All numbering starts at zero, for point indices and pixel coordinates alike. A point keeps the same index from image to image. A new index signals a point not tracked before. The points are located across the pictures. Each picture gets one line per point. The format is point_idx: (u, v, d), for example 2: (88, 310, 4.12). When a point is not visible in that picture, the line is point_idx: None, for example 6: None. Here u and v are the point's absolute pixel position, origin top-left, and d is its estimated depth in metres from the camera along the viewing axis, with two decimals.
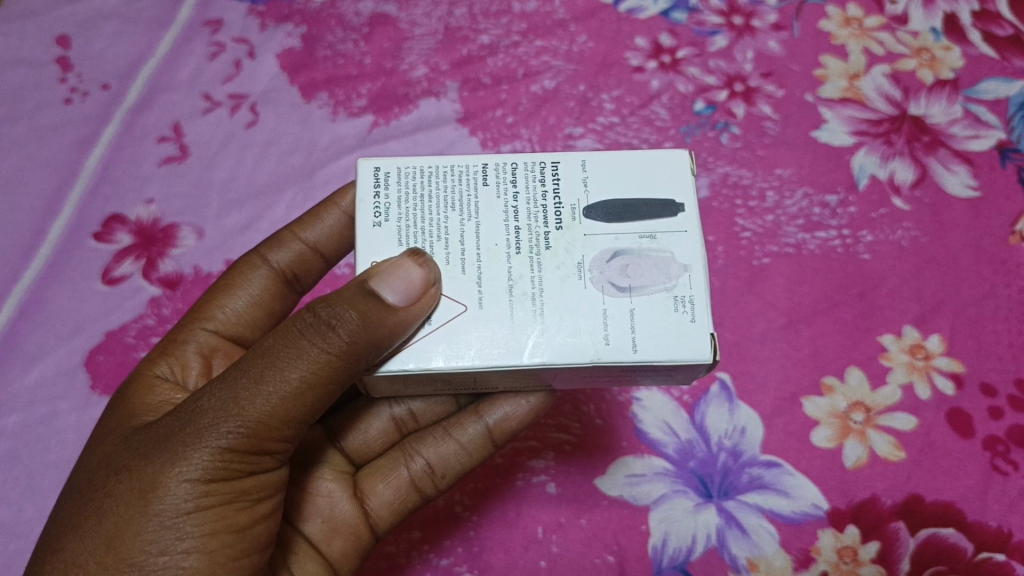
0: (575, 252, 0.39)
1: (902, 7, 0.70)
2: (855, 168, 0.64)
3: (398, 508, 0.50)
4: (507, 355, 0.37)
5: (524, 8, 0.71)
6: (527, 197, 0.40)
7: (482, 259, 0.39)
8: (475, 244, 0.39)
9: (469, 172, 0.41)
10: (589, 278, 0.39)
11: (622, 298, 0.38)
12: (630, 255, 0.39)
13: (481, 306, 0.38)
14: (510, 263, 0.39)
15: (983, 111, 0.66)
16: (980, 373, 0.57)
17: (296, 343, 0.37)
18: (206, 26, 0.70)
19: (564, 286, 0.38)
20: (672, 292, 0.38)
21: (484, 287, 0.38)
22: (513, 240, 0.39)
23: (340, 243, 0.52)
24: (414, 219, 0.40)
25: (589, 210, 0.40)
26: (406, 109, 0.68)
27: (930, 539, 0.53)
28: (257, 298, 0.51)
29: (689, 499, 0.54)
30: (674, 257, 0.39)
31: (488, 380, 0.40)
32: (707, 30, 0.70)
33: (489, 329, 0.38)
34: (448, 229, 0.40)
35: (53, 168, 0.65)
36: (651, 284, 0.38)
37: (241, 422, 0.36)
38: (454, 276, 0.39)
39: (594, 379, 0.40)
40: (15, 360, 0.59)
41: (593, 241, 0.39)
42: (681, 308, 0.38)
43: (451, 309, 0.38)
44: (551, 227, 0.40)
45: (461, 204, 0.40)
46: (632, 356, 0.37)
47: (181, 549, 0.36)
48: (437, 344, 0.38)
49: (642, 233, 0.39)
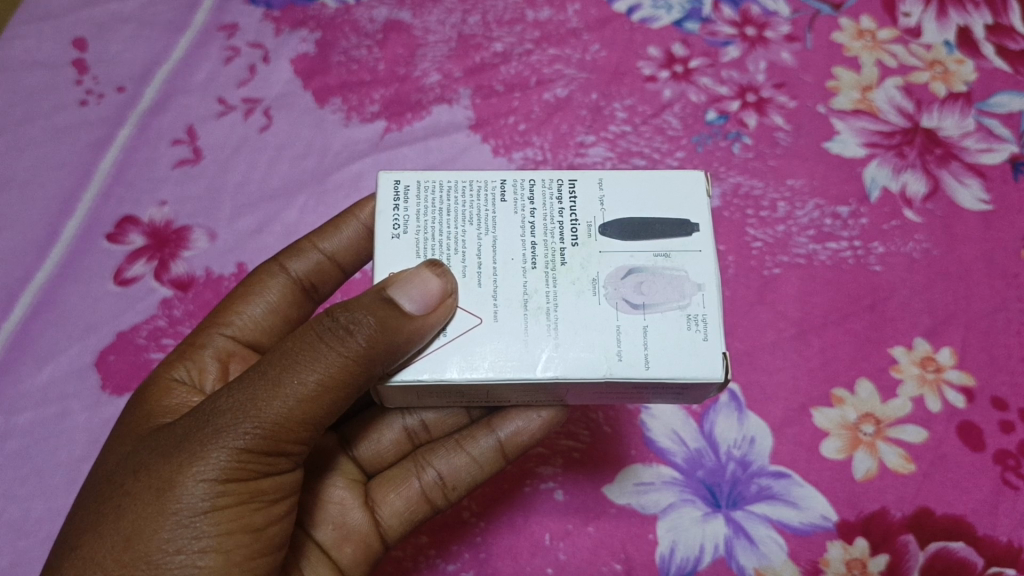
0: (590, 268, 0.39)
1: (915, 20, 0.71)
2: (867, 179, 0.64)
3: (409, 518, 0.50)
4: (521, 368, 0.38)
5: (537, 17, 0.72)
6: (544, 213, 0.41)
7: (498, 272, 0.39)
8: (492, 258, 0.39)
9: (487, 188, 0.41)
10: (604, 294, 0.39)
11: (635, 314, 0.38)
12: (645, 273, 0.39)
13: (496, 320, 0.38)
14: (526, 278, 0.39)
15: (996, 124, 0.66)
16: (991, 387, 0.57)
17: (313, 346, 0.37)
18: (221, 30, 0.71)
19: (579, 302, 0.39)
20: (685, 310, 0.38)
21: (500, 300, 0.39)
22: (530, 254, 0.39)
23: (357, 254, 0.52)
24: (432, 232, 0.40)
25: (604, 227, 0.40)
26: (419, 115, 0.68)
27: (940, 552, 0.53)
28: (275, 306, 0.51)
29: (697, 508, 0.54)
30: (688, 276, 0.39)
31: (501, 392, 0.40)
32: (720, 41, 0.71)
33: (504, 342, 0.38)
34: (465, 243, 0.40)
35: (67, 168, 0.66)
36: (665, 301, 0.38)
37: (259, 422, 0.37)
38: (470, 288, 0.39)
39: (608, 395, 0.40)
40: (27, 358, 0.59)
41: (608, 258, 0.39)
42: (694, 327, 0.38)
43: (467, 321, 0.38)
44: (568, 243, 0.40)
45: (478, 218, 0.40)
46: (644, 373, 0.37)
47: (197, 548, 0.37)
48: (452, 355, 0.38)
49: (657, 251, 0.39)
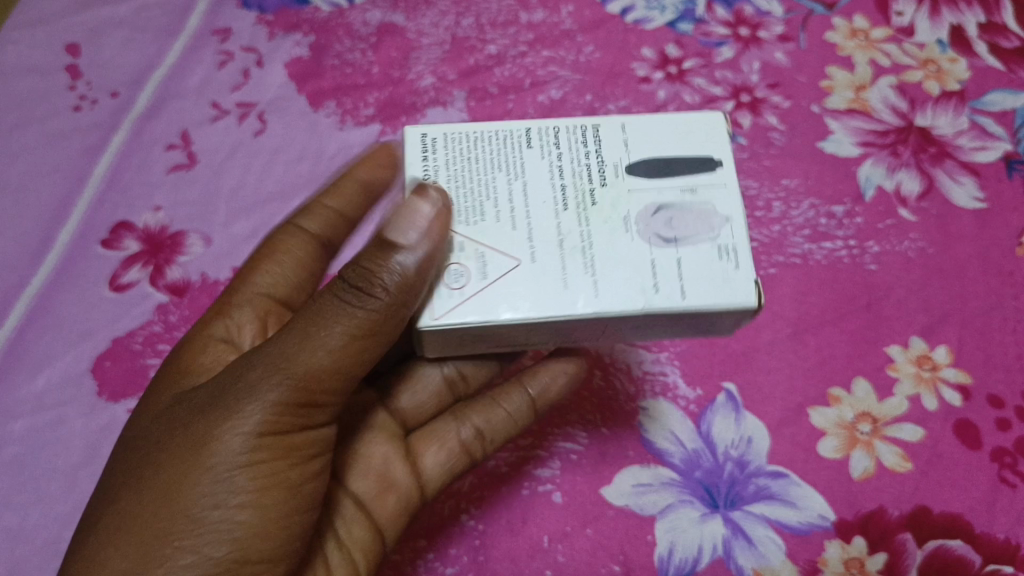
0: (620, 206, 0.40)
1: (908, 19, 0.71)
2: (862, 179, 0.64)
3: (449, 471, 0.53)
4: (564, 306, 0.38)
5: (531, 18, 0.72)
6: (570, 155, 0.42)
7: (530, 213, 0.40)
8: (523, 202, 0.40)
9: (514, 136, 0.42)
10: (635, 230, 0.40)
11: (668, 248, 0.39)
12: (674, 209, 0.40)
13: (534, 260, 0.39)
14: (558, 219, 0.40)
15: (990, 122, 0.67)
16: (987, 385, 0.57)
17: (331, 306, 0.39)
18: (214, 35, 0.71)
19: (612, 237, 0.39)
20: (716, 241, 0.39)
21: (535, 238, 0.39)
22: (559, 195, 0.40)
23: (359, 201, 0.58)
24: (464, 179, 0.41)
25: (629, 166, 0.41)
26: (414, 118, 0.68)
27: (937, 550, 0.53)
28: (299, 260, 0.57)
29: (695, 508, 0.54)
30: (715, 208, 0.40)
31: (543, 332, 0.41)
32: (714, 41, 0.71)
33: (545, 283, 0.39)
34: (494, 184, 0.41)
35: (61, 174, 0.66)
36: (697, 234, 0.39)
37: (289, 377, 0.39)
38: (507, 230, 0.40)
39: (645, 329, 0.41)
40: (23, 366, 0.59)
41: (636, 196, 0.40)
42: (725, 258, 0.39)
43: (507, 263, 0.39)
44: (596, 183, 0.41)
45: (507, 164, 0.41)
46: (681, 303, 0.38)
47: (236, 498, 0.40)
48: (493, 296, 0.39)
49: (683, 188, 0.40)
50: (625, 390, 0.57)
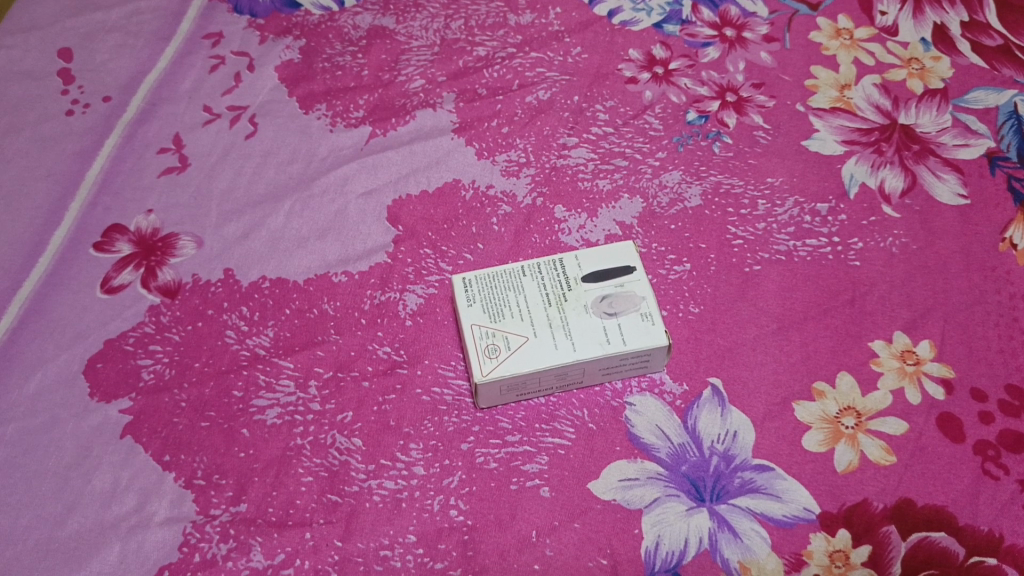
0: (578, 307, 0.55)
1: (891, 19, 0.73)
2: (846, 176, 0.65)
3: None
4: (554, 357, 0.53)
5: (519, 21, 0.74)
6: (550, 277, 0.56)
7: (523, 340, 0.54)
8: (513, 337, 0.54)
9: (513, 273, 0.57)
10: (588, 312, 0.55)
11: (610, 320, 0.54)
12: (609, 295, 0.55)
13: (537, 336, 0.54)
14: (539, 329, 0.54)
15: (972, 120, 0.68)
16: (971, 379, 0.57)
17: None
18: (206, 39, 0.73)
19: (575, 320, 0.54)
20: (641, 311, 0.54)
21: (532, 346, 0.54)
22: (546, 296, 0.55)
23: None
24: (481, 322, 0.54)
25: (584, 276, 0.56)
26: (403, 120, 0.69)
27: (921, 542, 0.53)
28: None
29: (681, 502, 0.54)
30: (637, 293, 0.55)
31: (544, 381, 0.55)
32: (700, 42, 0.72)
33: (539, 346, 0.54)
34: (505, 296, 0.56)
35: (53, 178, 0.66)
36: (626, 309, 0.54)
37: None
38: (507, 352, 0.53)
39: (611, 371, 0.56)
40: (15, 368, 0.58)
41: (589, 291, 0.55)
42: (647, 319, 0.54)
43: (521, 339, 0.54)
44: (565, 289, 0.56)
45: (507, 306, 0.55)
46: (623, 348, 0.53)
47: None
48: (512, 359, 0.53)
49: (613, 284, 0.55)
50: (610, 385, 0.58)
